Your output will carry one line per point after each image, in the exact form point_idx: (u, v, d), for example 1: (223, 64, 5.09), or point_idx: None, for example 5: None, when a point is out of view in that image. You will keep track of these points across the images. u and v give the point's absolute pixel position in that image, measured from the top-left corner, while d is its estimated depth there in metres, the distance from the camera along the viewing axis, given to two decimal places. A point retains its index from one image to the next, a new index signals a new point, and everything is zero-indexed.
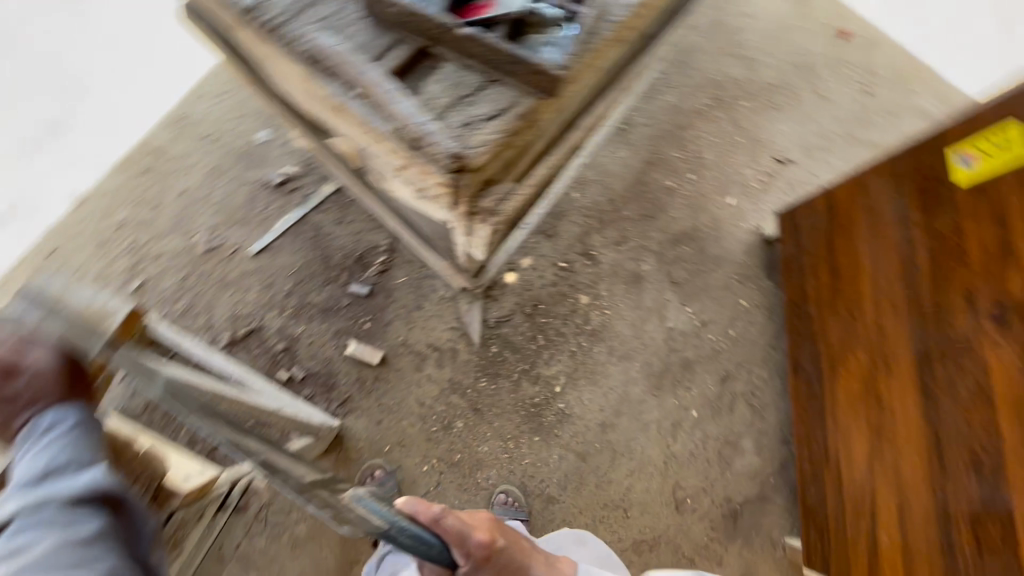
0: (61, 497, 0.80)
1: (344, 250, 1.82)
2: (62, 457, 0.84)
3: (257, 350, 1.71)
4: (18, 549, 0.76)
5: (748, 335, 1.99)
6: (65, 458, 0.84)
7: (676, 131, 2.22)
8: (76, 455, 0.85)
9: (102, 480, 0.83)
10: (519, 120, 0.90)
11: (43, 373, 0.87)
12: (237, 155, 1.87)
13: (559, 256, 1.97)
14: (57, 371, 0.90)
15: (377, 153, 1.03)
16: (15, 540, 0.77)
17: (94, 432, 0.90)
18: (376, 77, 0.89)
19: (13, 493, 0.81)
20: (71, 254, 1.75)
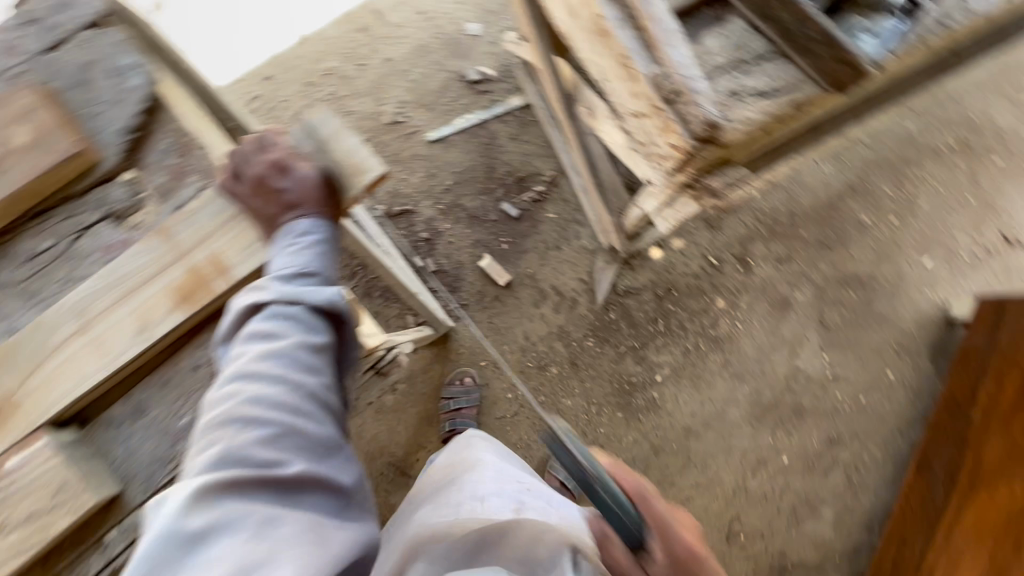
0: (304, 306, 0.58)
1: (509, 166, 1.79)
2: (318, 262, 0.62)
3: (404, 231, 1.77)
4: (260, 335, 0.56)
5: (878, 408, 1.74)
6: (314, 279, 0.61)
7: (899, 164, 1.84)
8: (322, 278, 0.62)
9: (342, 302, 0.61)
10: (792, 106, 0.79)
11: (307, 184, 0.64)
12: (445, 40, 1.83)
13: (712, 250, 1.80)
14: (324, 176, 0.65)
15: (613, 92, 0.97)
16: (256, 325, 0.57)
17: (335, 260, 0.65)
18: (659, 11, 0.81)
19: (269, 277, 0.59)
20: (279, 85, 1.80)
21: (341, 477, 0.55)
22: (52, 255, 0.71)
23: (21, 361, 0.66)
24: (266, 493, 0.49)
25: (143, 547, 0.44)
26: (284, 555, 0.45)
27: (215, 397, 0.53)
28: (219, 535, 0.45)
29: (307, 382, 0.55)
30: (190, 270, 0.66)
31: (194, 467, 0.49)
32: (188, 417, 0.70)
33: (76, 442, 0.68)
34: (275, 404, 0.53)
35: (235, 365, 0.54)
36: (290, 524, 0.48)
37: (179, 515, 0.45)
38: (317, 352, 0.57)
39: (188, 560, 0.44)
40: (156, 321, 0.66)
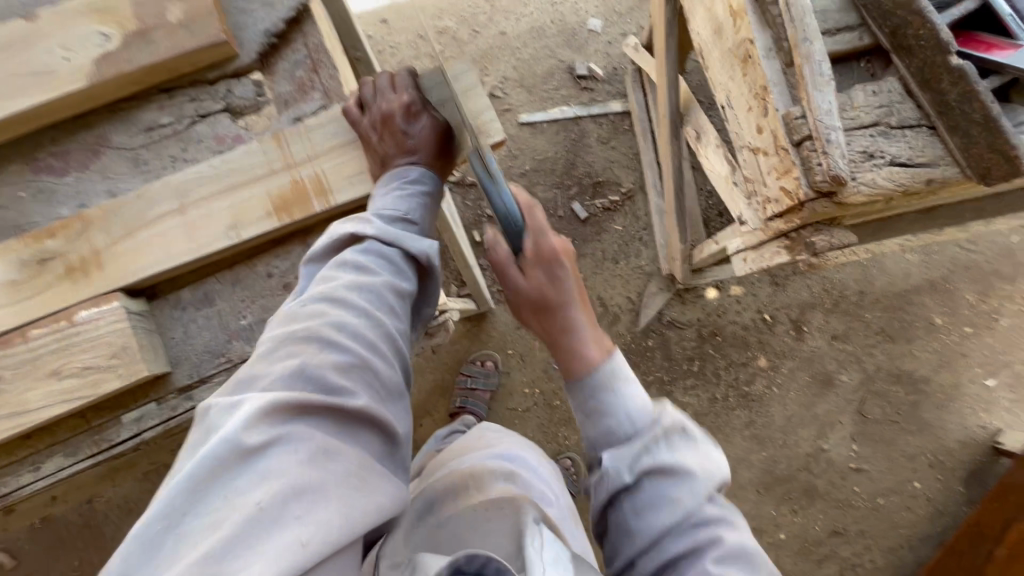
0: (401, 250, 0.62)
1: (590, 168, 1.76)
2: (417, 214, 0.65)
3: (470, 203, 1.76)
4: (355, 266, 0.59)
5: (894, 515, 1.66)
6: (412, 228, 0.64)
7: (989, 273, 1.74)
8: (418, 229, 0.64)
9: (434, 256, 0.65)
10: (924, 183, 0.75)
11: (429, 131, 0.67)
12: (563, 28, 1.81)
13: (768, 307, 1.74)
14: (444, 133, 0.69)
15: (735, 122, 0.93)
16: (353, 257, 0.59)
17: (432, 216, 0.67)
18: (815, 51, 0.76)
19: (371, 214, 0.62)
20: (392, 29, 1.81)
21: (395, 423, 0.54)
22: (170, 131, 0.75)
23: (116, 223, 0.67)
24: (328, 420, 0.48)
25: (208, 445, 0.42)
26: (336, 483, 0.43)
27: (301, 314, 0.54)
28: (280, 446, 0.43)
29: (384, 321, 0.57)
30: (294, 181, 0.67)
31: (267, 377, 0.49)
32: (249, 319, 0.72)
33: (141, 314, 0.70)
34: (354, 337, 0.54)
35: (324, 290, 0.57)
36: (346, 456, 0.46)
37: (249, 418, 0.43)
38: (398, 295, 0.60)
39: (246, 463, 0.41)
40: (249, 222, 0.67)
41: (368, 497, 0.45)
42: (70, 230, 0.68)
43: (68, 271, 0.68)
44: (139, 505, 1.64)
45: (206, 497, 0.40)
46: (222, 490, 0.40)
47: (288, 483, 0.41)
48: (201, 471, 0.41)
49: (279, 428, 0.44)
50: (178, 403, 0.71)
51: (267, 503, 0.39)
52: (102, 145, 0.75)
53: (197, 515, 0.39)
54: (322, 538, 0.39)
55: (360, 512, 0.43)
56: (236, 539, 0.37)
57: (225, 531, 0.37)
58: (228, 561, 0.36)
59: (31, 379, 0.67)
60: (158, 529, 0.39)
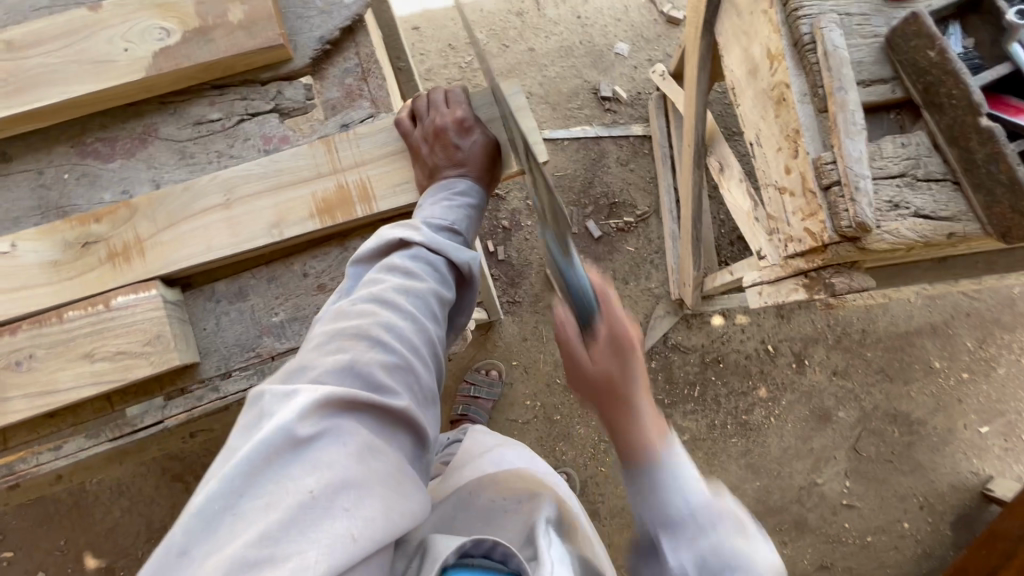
0: (445, 259, 0.64)
1: (607, 188, 1.79)
2: (464, 225, 0.66)
3: (487, 213, 1.78)
4: (404, 272, 0.61)
5: (882, 554, 1.68)
6: (456, 238, 0.66)
7: (990, 322, 1.77)
8: (462, 239, 0.66)
9: (475, 268, 0.67)
10: (947, 236, 0.78)
11: (480, 147, 0.68)
12: (591, 49, 1.84)
13: (772, 339, 1.75)
14: (494, 148, 0.69)
15: (762, 159, 0.96)
16: (402, 262, 0.62)
17: (475, 227, 0.69)
18: (850, 101, 0.79)
19: (421, 221, 0.64)
20: (423, 38, 1.84)
21: (427, 426, 0.57)
22: (218, 127, 0.76)
23: (161, 213, 0.68)
24: (371, 418, 0.51)
25: (264, 432, 0.45)
26: (378, 481, 0.47)
27: (350, 313, 0.57)
28: (329, 441, 0.47)
29: (427, 327, 0.60)
30: (339, 185, 0.68)
31: (316, 368, 0.52)
32: (281, 317, 0.73)
33: (176, 303, 0.71)
34: (399, 343, 0.56)
35: (373, 291, 0.59)
36: (386, 457, 0.50)
37: (304, 410, 0.47)
38: (440, 303, 0.63)
39: (299, 453, 0.45)
40: (291, 222, 0.68)
41: (404, 498, 0.49)
42: (115, 216, 0.69)
43: (110, 256, 0.69)
44: (132, 489, 1.63)
45: (260, 482, 0.44)
46: (275, 477, 0.44)
47: (339, 477, 0.45)
48: (256, 458, 0.44)
49: (329, 423, 0.48)
50: (204, 393, 0.72)
51: (321, 492, 0.44)
52: (151, 134, 0.76)
53: (252, 497, 0.43)
54: (367, 533, 0.44)
55: (399, 512, 0.47)
56: (292, 523, 0.41)
57: (281, 515, 0.42)
58: (284, 544, 0.40)
59: (64, 360, 0.67)
60: (215, 509, 0.42)
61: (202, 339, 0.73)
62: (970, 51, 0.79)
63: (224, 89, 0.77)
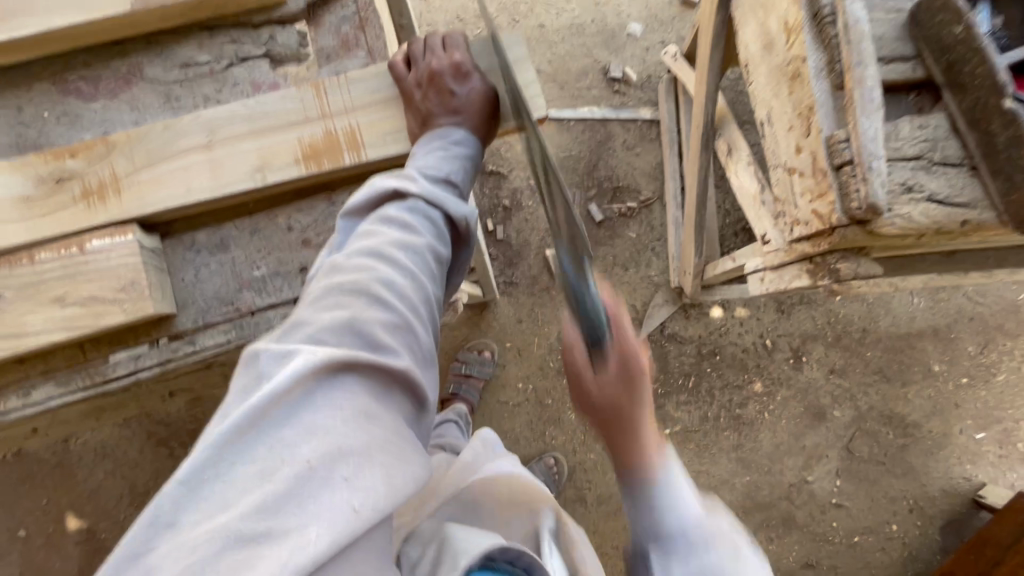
0: (442, 213, 0.60)
1: (612, 171, 1.75)
2: (462, 176, 0.63)
3: (487, 190, 1.74)
4: (404, 226, 0.57)
5: (868, 554, 1.66)
6: (453, 190, 0.62)
7: (993, 328, 1.74)
8: (459, 192, 0.63)
9: (473, 224, 0.64)
10: (960, 224, 0.75)
11: (479, 96, 0.65)
12: (603, 28, 1.79)
13: (771, 333, 1.72)
14: (493, 98, 0.66)
15: (773, 138, 0.92)
16: (402, 216, 0.58)
17: (472, 181, 0.65)
18: (868, 77, 0.75)
19: (417, 172, 0.60)
20: (432, 9, 1.79)
21: (428, 389, 0.54)
22: (205, 71, 0.73)
23: (139, 152, 0.66)
24: (370, 378, 0.48)
25: (260, 394, 0.43)
26: (377, 447, 0.45)
27: (345, 267, 0.53)
28: (323, 406, 0.44)
29: (426, 286, 0.56)
30: (327, 131, 0.65)
31: (313, 326, 0.49)
32: (263, 271, 0.70)
33: (154, 250, 0.68)
34: (401, 303, 0.53)
35: (368, 244, 0.55)
36: (385, 423, 0.47)
37: (297, 373, 0.45)
38: (438, 260, 0.59)
39: (294, 420, 0.43)
40: (275, 166, 0.65)
41: (405, 463, 0.46)
42: (92, 152, 0.66)
43: (85, 195, 0.66)
44: (116, 452, 1.62)
45: (254, 448, 0.42)
46: (270, 444, 0.42)
47: (335, 444, 0.43)
48: (250, 423, 0.42)
49: (323, 388, 0.45)
50: (180, 346, 0.69)
51: (316, 463, 0.42)
52: (135, 75, 0.73)
53: (246, 464, 0.41)
54: (367, 503, 0.42)
55: (399, 480, 0.45)
56: (289, 494, 0.40)
57: (277, 485, 0.40)
58: (282, 518, 0.39)
59: (33, 303, 0.65)
60: (209, 473, 0.41)
61: (179, 289, 0.70)
62: (999, 30, 0.76)
63: (213, 30, 0.73)
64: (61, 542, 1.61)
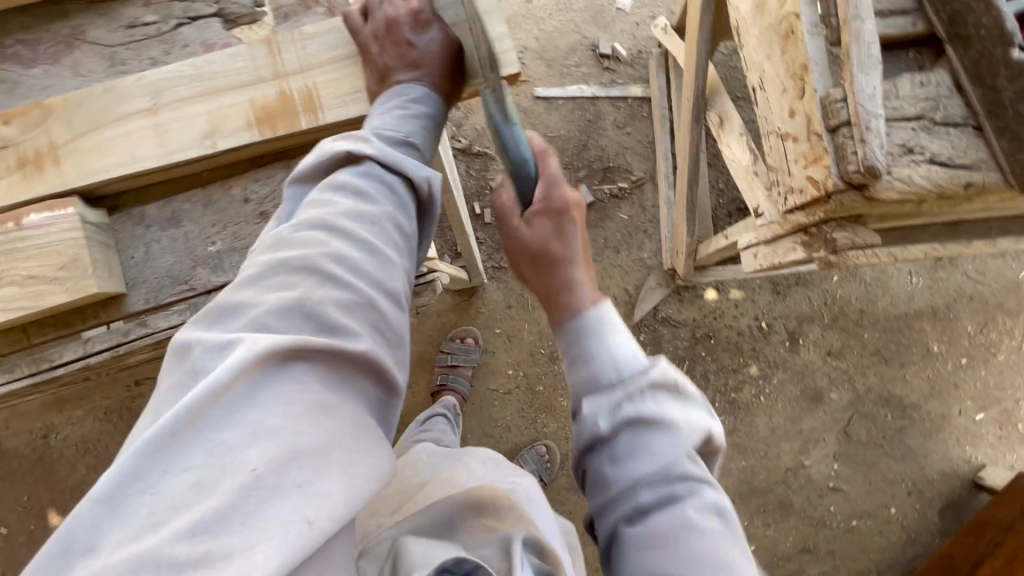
0: (402, 177, 0.55)
1: (602, 151, 1.70)
2: (422, 138, 0.58)
3: (474, 172, 1.68)
4: (359, 196, 0.52)
5: (866, 538, 1.64)
6: (415, 153, 0.58)
7: (993, 307, 1.70)
8: (421, 155, 0.58)
9: (436, 186, 0.58)
10: (963, 187, 0.70)
11: (441, 48, 0.60)
12: (591, 3, 1.73)
13: (766, 315, 1.68)
14: (457, 51, 0.61)
15: (765, 104, 0.87)
16: (358, 187, 0.53)
17: (436, 143, 0.61)
18: (866, 30, 0.70)
19: (373, 136, 0.55)
20: None
21: (396, 369, 0.49)
22: (153, 32, 0.67)
23: (78, 117, 0.61)
24: (323, 366, 0.43)
25: (193, 396, 0.38)
26: (332, 443, 0.40)
27: (292, 241, 0.48)
28: (267, 404, 0.39)
29: (390, 260, 0.51)
30: (281, 92, 0.60)
31: (257, 308, 0.44)
32: (218, 247, 0.65)
33: (98, 225, 0.63)
34: (358, 279, 0.48)
35: (319, 216, 0.50)
36: (341, 412, 0.42)
37: (238, 366, 0.39)
38: (401, 231, 0.54)
39: (237, 418, 0.38)
40: (226, 131, 0.60)
41: (366, 459, 0.42)
42: (27, 118, 0.61)
43: (21, 164, 0.61)
44: (97, 446, 1.57)
45: (189, 457, 0.36)
46: (208, 448, 0.37)
47: (283, 444, 0.37)
48: (185, 424, 0.37)
49: (269, 380, 0.40)
50: (131, 328, 0.64)
51: (263, 468, 0.36)
52: (77, 37, 0.68)
53: (181, 472, 0.36)
54: (324, 510, 0.37)
55: (361, 480, 0.40)
56: (231, 509, 0.34)
57: (218, 502, 0.35)
58: (223, 534, 0.34)
59: None
60: (136, 488, 0.35)
61: (129, 267, 0.65)
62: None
63: None
64: (41, 539, 1.57)
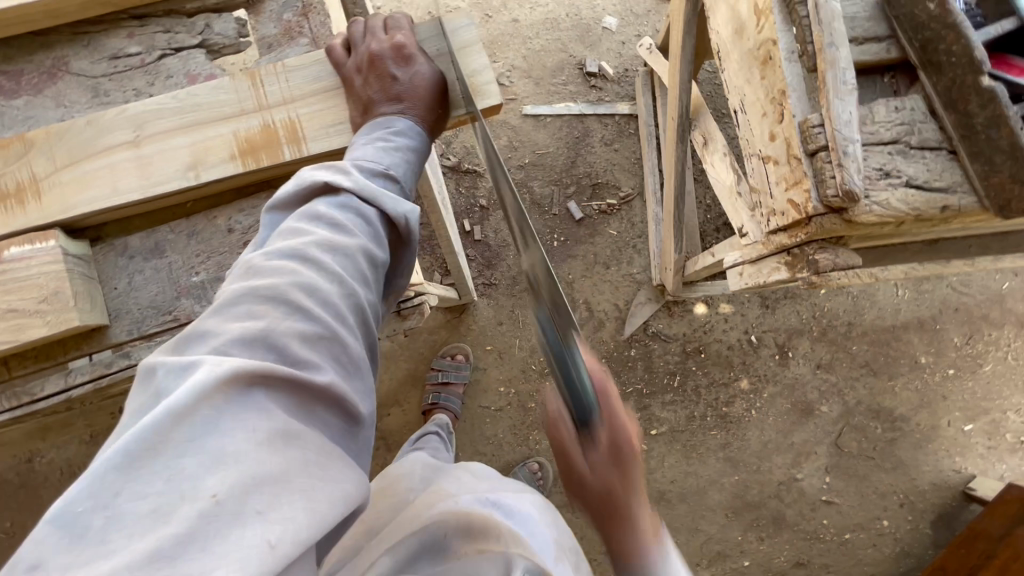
0: (377, 209, 0.56)
1: (590, 168, 1.71)
2: (400, 171, 0.59)
3: (464, 190, 1.69)
4: (333, 225, 0.53)
5: (859, 551, 1.64)
6: (394, 185, 0.58)
7: (978, 318, 1.72)
8: (401, 189, 0.58)
9: (415, 224, 0.59)
10: (940, 209, 0.72)
11: (427, 82, 0.61)
12: (578, 23, 1.76)
13: (756, 329, 1.69)
14: (441, 84, 0.62)
15: (746, 127, 0.88)
16: (332, 216, 0.53)
17: (417, 175, 0.61)
18: (841, 57, 0.72)
19: (349, 165, 0.55)
20: (402, 5, 1.74)
21: (358, 401, 0.49)
22: (137, 62, 0.68)
23: (59, 150, 0.61)
24: (287, 397, 0.43)
25: (151, 418, 0.37)
26: (296, 471, 0.39)
27: (265, 267, 0.48)
28: (230, 428, 0.38)
29: (360, 292, 0.52)
30: (265, 124, 0.61)
31: (219, 338, 0.43)
32: (202, 277, 0.65)
33: (80, 257, 0.63)
34: (328, 310, 0.48)
35: (293, 243, 0.50)
36: (305, 442, 0.42)
37: (201, 390, 0.38)
38: (373, 262, 0.54)
39: (200, 440, 0.37)
40: (209, 163, 0.60)
41: (329, 487, 0.41)
42: (8, 151, 0.61)
43: (1, 198, 0.61)
44: (83, 471, 1.55)
45: (147, 482, 0.35)
46: (166, 473, 0.36)
47: (246, 470, 0.37)
48: (142, 448, 0.36)
49: (233, 407, 0.39)
50: (113, 360, 0.64)
51: (223, 493, 0.35)
52: (61, 69, 0.68)
53: (138, 498, 0.35)
54: (287, 536, 0.36)
55: (325, 507, 0.39)
56: (188, 536, 0.33)
57: (174, 527, 0.33)
58: (178, 560, 0.32)
59: None
60: (86, 512, 0.34)
61: (111, 299, 0.64)
62: (973, 7, 0.73)
63: (146, 21, 0.68)
64: None
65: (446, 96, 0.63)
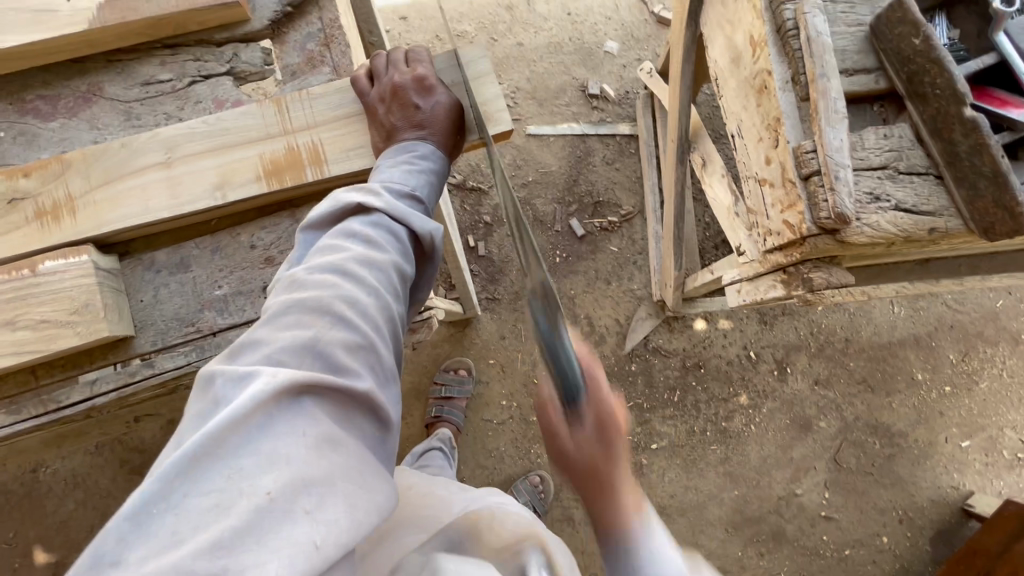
0: (408, 228, 0.59)
1: (592, 186, 1.76)
2: (426, 192, 0.62)
3: (468, 207, 1.73)
4: (369, 243, 0.56)
5: (859, 567, 1.64)
6: (419, 207, 0.62)
7: (972, 335, 1.75)
8: (425, 209, 0.62)
9: (438, 240, 0.62)
10: (927, 231, 0.75)
11: (445, 109, 0.65)
12: (580, 46, 1.82)
13: (754, 345, 1.72)
14: (459, 111, 0.66)
15: (743, 150, 0.93)
16: (367, 234, 0.56)
17: (437, 196, 0.64)
18: (831, 87, 0.76)
19: (381, 187, 0.59)
20: (410, 28, 1.80)
21: (392, 409, 0.51)
22: (168, 88, 0.72)
23: (95, 170, 0.64)
24: (332, 402, 0.46)
25: (214, 423, 0.40)
26: (340, 476, 0.42)
27: (306, 281, 0.51)
28: (282, 433, 0.41)
29: (392, 304, 0.55)
30: (290, 147, 0.64)
31: (270, 345, 0.46)
32: (224, 291, 0.68)
33: (109, 271, 0.66)
34: (366, 322, 0.51)
35: (331, 258, 0.54)
36: (347, 448, 0.44)
37: (257, 397, 0.42)
38: (403, 277, 0.58)
39: (254, 444, 0.40)
40: (236, 184, 0.64)
41: (368, 492, 0.43)
42: (46, 171, 0.64)
43: (38, 215, 0.64)
44: (87, 481, 1.56)
45: (208, 481, 0.38)
46: (228, 472, 0.39)
47: (297, 473, 0.40)
48: (204, 449, 0.39)
49: (283, 413, 0.42)
50: (137, 369, 0.66)
51: (277, 492, 0.38)
52: (95, 93, 0.72)
53: (201, 494, 0.38)
54: (331, 539, 0.39)
55: (363, 512, 0.42)
56: (247, 531, 0.36)
57: (236, 522, 0.36)
58: (240, 553, 0.35)
59: None
60: (155, 509, 0.37)
61: (137, 311, 0.67)
62: (956, 42, 0.78)
63: (177, 50, 0.72)
64: None
65: (463, 123, 0.67)
